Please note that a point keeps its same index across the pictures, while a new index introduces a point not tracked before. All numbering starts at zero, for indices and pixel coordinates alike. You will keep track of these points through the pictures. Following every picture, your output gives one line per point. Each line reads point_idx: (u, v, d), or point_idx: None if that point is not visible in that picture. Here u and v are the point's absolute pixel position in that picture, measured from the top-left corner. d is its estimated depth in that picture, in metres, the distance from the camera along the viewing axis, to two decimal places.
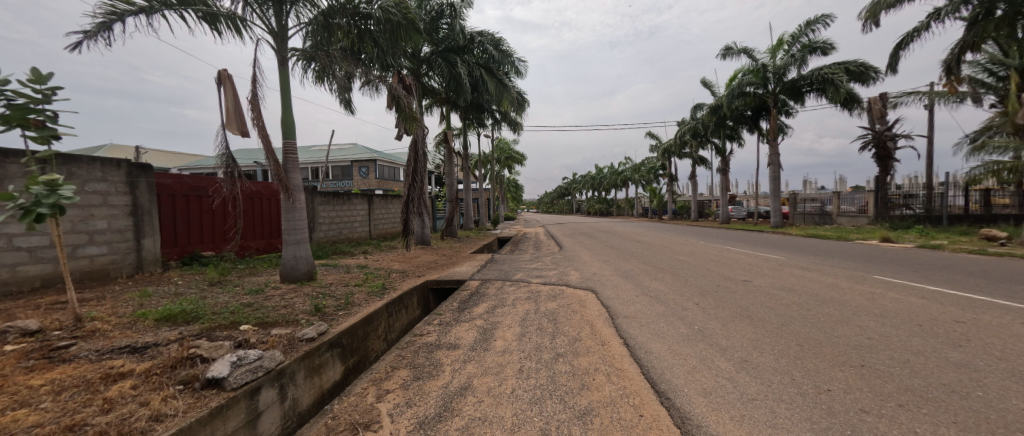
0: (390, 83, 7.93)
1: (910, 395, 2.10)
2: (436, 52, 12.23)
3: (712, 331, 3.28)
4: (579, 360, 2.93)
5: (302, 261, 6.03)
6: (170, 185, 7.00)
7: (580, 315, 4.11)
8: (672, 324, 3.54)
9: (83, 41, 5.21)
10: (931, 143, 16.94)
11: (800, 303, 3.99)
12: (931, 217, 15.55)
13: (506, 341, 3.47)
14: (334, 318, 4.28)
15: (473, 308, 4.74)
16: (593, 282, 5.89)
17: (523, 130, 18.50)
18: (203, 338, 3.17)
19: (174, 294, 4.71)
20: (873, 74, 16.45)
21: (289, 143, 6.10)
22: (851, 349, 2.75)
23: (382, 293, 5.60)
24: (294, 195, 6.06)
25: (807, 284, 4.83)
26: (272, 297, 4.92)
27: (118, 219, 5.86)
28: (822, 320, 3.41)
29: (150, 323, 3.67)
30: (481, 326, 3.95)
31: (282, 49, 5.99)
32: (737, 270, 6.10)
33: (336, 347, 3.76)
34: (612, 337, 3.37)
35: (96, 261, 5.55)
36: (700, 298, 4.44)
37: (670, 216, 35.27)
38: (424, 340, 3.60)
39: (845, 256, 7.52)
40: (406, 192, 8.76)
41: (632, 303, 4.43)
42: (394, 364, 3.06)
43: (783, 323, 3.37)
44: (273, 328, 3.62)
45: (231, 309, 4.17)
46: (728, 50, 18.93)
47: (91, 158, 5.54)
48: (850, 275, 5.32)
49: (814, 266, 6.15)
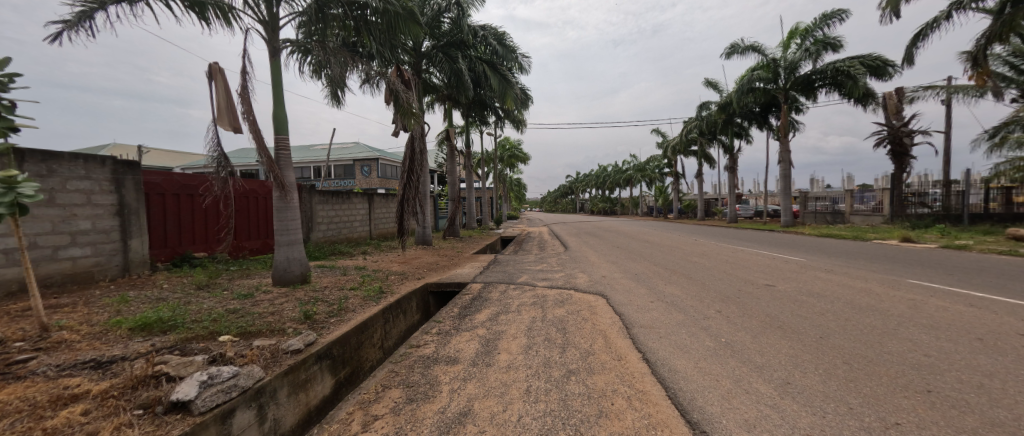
0: (389, 77, 7.63)
1: (999, 432, 1.74)
2: (436, 46, 11.84)
3: (743, 344, 2.92)
4: (594, 379, 2.58)
5: (296, 263, 5.73)
6: (160, 184, 6.71)
7: (592, 324, 3.75)
8: (696, 336, 3.18)
9: (64, 32, 4.87)
10: (948, 140, 16.39)
11: (834, 312, 3.63)
12: (949, 216, 15.01)
13: (511, 355, 3.12)
14: (325, 326, 3.95)
15: (474, 315, 4.40)
16: (603, 286, 5.51)
17: (526, 128, 18.14)
18: (175, 353, 2.85)
19: (155, 299, 4.40)
20: (890, 68, 15.91)
21: (281, 139, 5.78)
22: (909, 369, 2.39)
23: (378, 297, 5.28)
24: (288, 194, 5.73)
25: (837, 290, 4.46)
26: (261, 302, 4.61)
27: (102, 219, 5.58)
28: (865, 333, 3.05)
29: (123, 333, 3.36)
30: (483, 336, 3.61)
31: (274, 40, 5.68)
32: (757, 273, 5.71)
33: (325, 359, 3.45)
34: (630, 350, 3.02)
35: (79, 263, 5.28)
36: (721, 305, 4.07)
37: (676, 215, 34.72)
38: (421, 353, 3.26)
39: (871, 257, 7.10)
40: (402, 191, 8.45)
41: (647, 310, 4.08)
42: (385, 382, 2.73)
43: (822, 336, 3.01)
44: (255, 339, 3.30)
45: (213, 317, 3.86)
46: (733, 49, 18.44)
47: (73, 156, 5.27)
48: (882, 279, 4.93)
49: (840, 269, 5.76)
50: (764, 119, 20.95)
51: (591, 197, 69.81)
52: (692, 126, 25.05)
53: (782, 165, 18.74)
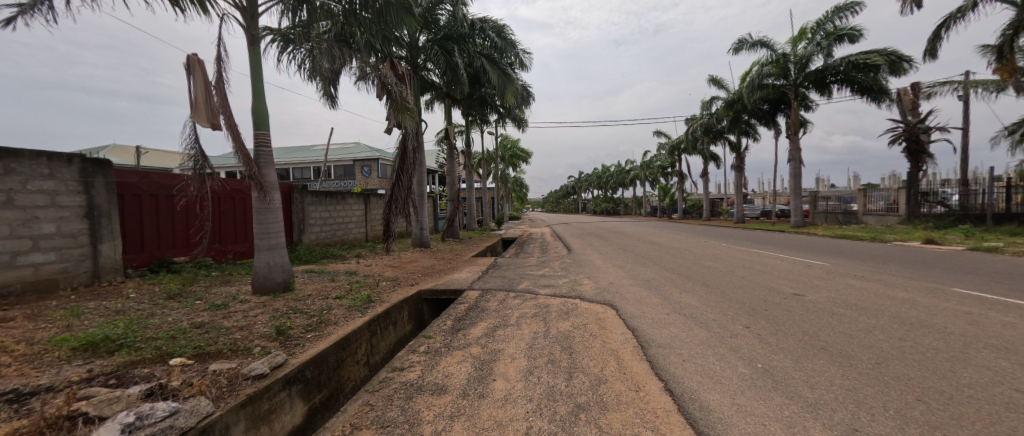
0: (379, 70, 7.18)
1: None
2: (433, 40, 11.37)
3: (786, 373, 2.44)
4: (608, 419, 2.10)
5: (277, 269, 5.30)
6: (135, 185, 6.31)
7: (602, 343, 3.27)
8: (726, 361, 2.70)
9: (17, 16, 4.44)
10: (966, 136, 15.81)
11: (882, 328, 3.16)
12: (970, 215, 14.33)
13: (508, 383, 2.65)
14: (299, 343, 3.47)
15: (469, 329, 3.93)
16: (611, 294, 5.07)
17: (526, 126, 17.61)
18: (108, 384, 2.39)
19: (114, 312, 3.96)
20: (906, 63, 15.37)
21: (261, 135, 5.33)
22: (1006, 411, 1.91)
23: (365, 307, 4.81)
24: (269, 194, 5.29)
25: (875, 301, 3.97)
26: (233, 314, 4.17)
27: (69, 222, 5.15)
28: (930, 358, 2.56)
29: (61, 355, 2.90)
30: (477, 358, 3.13)
31: (253, 27, 5.25)
32: (780, 280, 5.20)
33: (296, 383, 3.00)
34: (649, 378, 2.54)
35: (41, 270, 4.85)
36: (749, 320, 3.57)
37: (680, 215, 34.07)
38: (403, 379, 2.79)
39: (898, 261, 6.60)
40: (391, 191, 8.02)
41: (663, 325, 3.62)
42: (356, 421, 2.27)
43: (878, 362, 2.53)
44: (212, 362, 2.84)
45: (171, 333, 3.39)
46: (742, 43, 17.83)
47: (35, 153, 4.87)
48: (924, 288, 4.41)
49: (871, 275, 5.25)
50: (772, 117, 20.40)
51: (594, 197, 69.12)
52: (696, 124, 24.48)
53: (792, 163, 18.19)
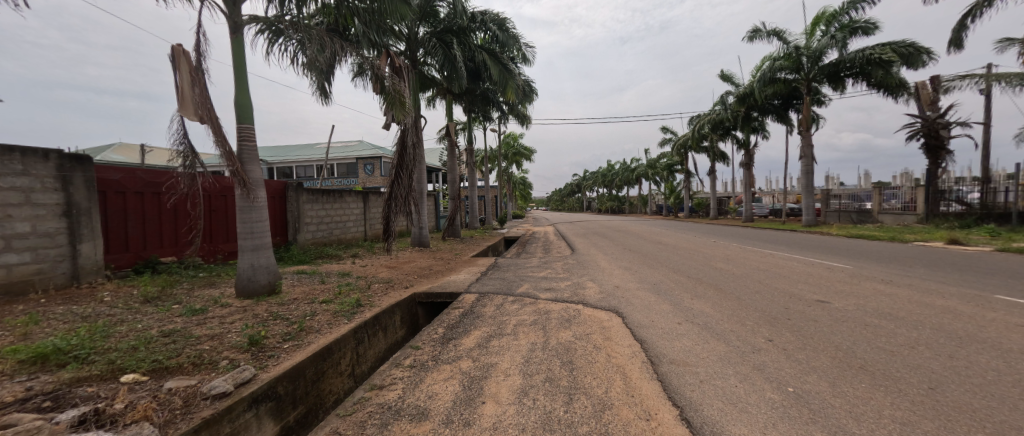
0: (374, 61, 6.85)
1: None
2: (432, 33, 11.03)
3: (824, 400, 2.08)
4: None
5: (262, 271, 5.01)
6: (119, 182, 6.05)
7: (607, 358, 2.91)
8: (750, 383, 2.34)
9: None
10: (989, 131, 15.14)
11: (928, 344, 2.77)
12: (994, 215, 13.61)
13: (499, 407, 2.31)
14: (274, 355, 3.16)
15: (461, 339, 3.59)
16: (617, 299, 4.72)
17: (529, 123, 17.27)
18: (36, 409, 2.07)
19: (80, 319, 3.68)
20: (924, 55, 14.74)
21: (244, 129, 5.03)
22: None
23: (352, 312, 4.50)
24: (253, 191, 4.98)
25: (911, 309, 3.58)
26: (209, 321, 3.88)
27: (44, 221, 4.89)
28: (996, 383, 2.17)
29: (5, 369, 2.59)
30: (467, 374, 2.80)
31: (235, 14, 4.95)
32: (800, 285, 4.81)
33: (266, 401, 2.67)
34: (661, 403, 2.20)
35: (14, 272, 4.60)
36: (771, 332, 3.20)
37: (687, 213, 33.47)
38: (380, 401, 2.47)
39: (926, 263, 6.16)
40: (390, 189, 7.68)
41: (675, 336, 3.26)
42: None
43: (931, 387, 2.16)
44: (169, 379, 2.55)
45: (134, 343, 3.10)
46: (755, 34, 17.28)
47: (7, 148, 4.61)
48: (964, 295, 3.99)
49: (899, 279, 4.84)
50: (783, 112, 19.77)
51: (598, 196, 68.59)
52: (704, 121, 23.92)
53: (804, 160, 17.62)
